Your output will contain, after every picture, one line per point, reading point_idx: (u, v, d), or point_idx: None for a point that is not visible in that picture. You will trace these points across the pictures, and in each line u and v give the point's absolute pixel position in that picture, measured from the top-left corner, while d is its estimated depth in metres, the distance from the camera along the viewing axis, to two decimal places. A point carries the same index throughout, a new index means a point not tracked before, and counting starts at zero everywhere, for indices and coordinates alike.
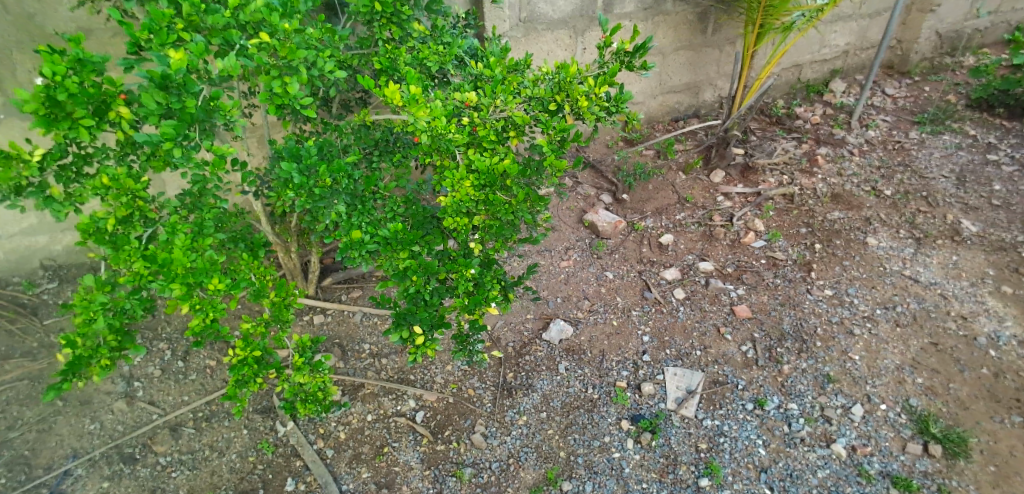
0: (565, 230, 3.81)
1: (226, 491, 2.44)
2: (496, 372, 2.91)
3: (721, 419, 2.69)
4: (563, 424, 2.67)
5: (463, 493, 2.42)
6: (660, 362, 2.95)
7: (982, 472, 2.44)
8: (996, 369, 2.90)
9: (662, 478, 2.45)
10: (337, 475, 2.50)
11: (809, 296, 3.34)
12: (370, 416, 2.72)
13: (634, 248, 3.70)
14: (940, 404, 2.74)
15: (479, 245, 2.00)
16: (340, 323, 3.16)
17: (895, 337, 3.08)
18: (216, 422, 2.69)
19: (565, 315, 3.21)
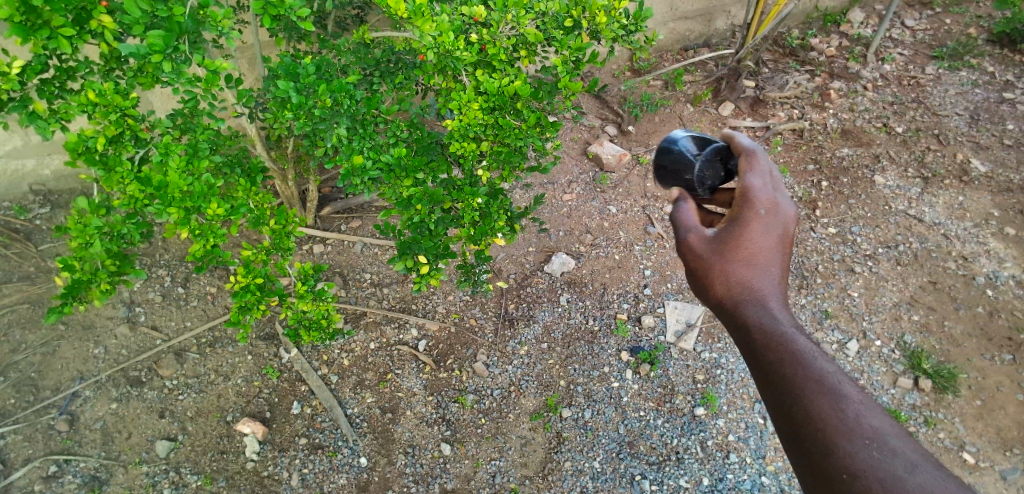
0: (568, 162, 3.71)
1: (234, 413, 2.51)
2: (498, 303, 2.92)
3: (719, 352, 2.72)
4: (563, 354, 2.70)
5: (465, 417, 2.49)
6: (660, 295, 2.97)
7: (968, 406, 2.55)
8: (991, 307, 2.94)
9: (658, 407, 2.52)
10: (342, 399, 2.57)
11: (812, 234, 3.31)
12: (372, 344, 2.74)
13: (638, 182, 3.64)
14: (933, 341, 2.79)
15: (486, 173, 1.96)
16: (340, 253, 3.13)
17: (895, 275, 3.09)
18: (220, 347, 2.71)
19: (567, 248, 3.20)
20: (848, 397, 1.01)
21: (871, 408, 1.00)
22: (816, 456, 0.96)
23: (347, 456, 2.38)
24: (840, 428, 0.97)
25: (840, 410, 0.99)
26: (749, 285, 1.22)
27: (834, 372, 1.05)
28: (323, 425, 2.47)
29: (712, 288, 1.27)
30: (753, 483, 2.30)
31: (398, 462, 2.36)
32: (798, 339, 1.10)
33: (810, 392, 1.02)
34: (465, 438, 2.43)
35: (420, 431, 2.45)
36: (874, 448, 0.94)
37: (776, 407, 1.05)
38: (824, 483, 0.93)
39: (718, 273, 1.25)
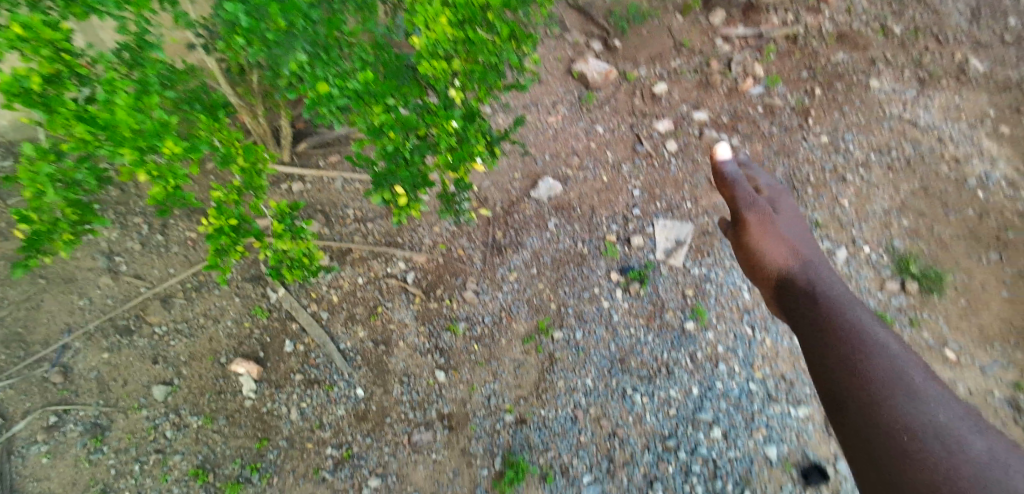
0: (553, 82, 3.52)
1: (227, 355, 2.52)
2: (485, 231, 2.87)
3: (708, 267, 2.70)
4: (553, 278, 2.69)
5: (457, 345, 2.49)
6: (649, 215, 2.92)
7: (952, 306, 2.58)
8: (981, 209, 2.93)
9: (649, 324, 2.51)
10: (335, 334, 2.57)
11: (804, 144, 3.22)
12: (360, 279, 2.72)
13: (625, 100, 3.50)
14: (921, 245, 2.79)
15: (460, 94, 1.83)
16: (320, 191, 3.02)
17: (886, 181, 3.05)
18: (206, 291, 2.66)
19: (553, 173, 3.12)
20: (896, 357, 1.26)
21: (919, 371, 1.24)
22: (871, 401, 1.17)
23: (344, 389, 2.41)
24: (893, 381, 1.20)
25: (891, 365, 1.24)
26: (801, 259, 1.60)
27: (884, 341, 1.30)
28: (317, 361, 2.49)
29: (770, 262, 1.61)
30: (742, 391, 2.31)
31: (395, 391, 2.39)
32: (850, 310, 1.40)
33: (865, 353, 1.27)
34: (459, 365, 2.43)
35: (414, 360, 2.46)
36: (929, 400, 1.16)
37: (845, 369, 1.25)
38: (877, 421, 1.14)
39: (777, 248, 1.62)
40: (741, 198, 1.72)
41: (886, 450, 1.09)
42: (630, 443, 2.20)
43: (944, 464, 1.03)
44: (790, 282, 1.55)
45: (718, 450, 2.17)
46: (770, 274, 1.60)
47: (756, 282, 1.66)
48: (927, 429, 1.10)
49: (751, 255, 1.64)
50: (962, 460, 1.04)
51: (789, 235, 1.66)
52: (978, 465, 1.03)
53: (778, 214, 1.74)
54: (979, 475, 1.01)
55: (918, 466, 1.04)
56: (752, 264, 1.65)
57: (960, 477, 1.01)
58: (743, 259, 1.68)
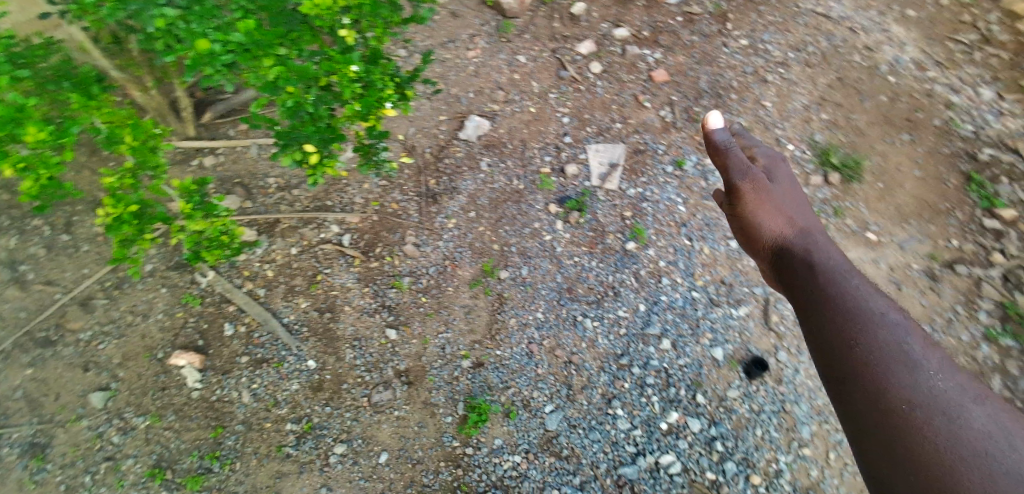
0: (467, 15, 3.37)
1: (164, 350, 2.38)
2: (417, 182, 2.77)
3: (643, 186, 2.71)
4: (493, 219, 2.64)
5: (405, 301, 2.45)
6: (581, 141, 2.87)
7: (871, 190, 2.71)
8: (893, 94, 3.03)
9: (592, 250, 2.53)
10: (276, 310, 2.47)
11: (725, 50, 3.20)
12: (293, 249, 2.60)
13: (544, 25, 3.35)
14: (841, 136, 2.87)
15: (353, 33, 1.71)
16: (236, 162, 2.83)
17: (805, 77, 3.09)
18: (129, 287, 2.50)
19: (479, 111, 3.01)
20: (901, 333, 1.13)
21: (927, 347, 1.10)
22: (875, 386, 1.04)
23: (294, 363, 2.34)
24: (898, 361, 1.07)
25: (895, 343, 1.11)
26: (799, 228, 1.45)
27: (887, 315, 1.16)
28: (262, 340, 2.39)
29: (766, 231, 1.47)
30: (686, 300, 2.38)
31: (347, 356, 2.33)
32: (849, 280, 1.25)
33: (867, 331, 1.13)
34: (409, 320, 2.40)
35: (363, 323, 2.40)
36: (936, 377, 1.04)
37: (841, 339, 1.14)
38: (881, 408, 1.01)
39: (772, 217, 1.47)
40: (732, 164, 1.54)
41: (891, 443, 0.96)
42: (586, 367, 2.23)
43: (954, 460, 0.91)
44: (787, 254, 1.41)
45: (669, 360, 2.24)
46: (765, 244, 1.47)
47: (753, 253, 1.52)
48: (938, 416, 0.98)
49: (746, 226, 1.50)
50: (974, 453, 0.92)
51: (786, 202, 1.51)
52: (993, 460, 0.91)
53: (774, 179, 1.56)
54: (990, 470, 0.90)
55: (927, 461, 0.92)
56: (747, 234, 1.51)
57: (971, 475, 0.89)
58: (738, 229, 1.54)
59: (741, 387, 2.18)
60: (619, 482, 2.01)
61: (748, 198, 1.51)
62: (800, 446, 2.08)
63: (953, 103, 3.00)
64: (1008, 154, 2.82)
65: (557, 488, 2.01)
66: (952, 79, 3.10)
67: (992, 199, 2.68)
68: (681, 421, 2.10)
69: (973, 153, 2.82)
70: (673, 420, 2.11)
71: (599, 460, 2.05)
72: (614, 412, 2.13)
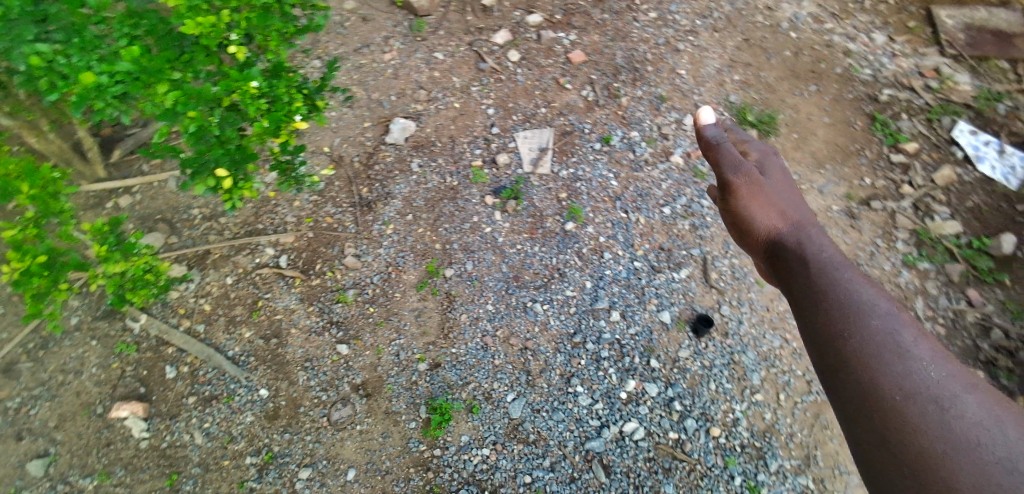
0: (378, 18, 3.35)
1: (103, 403, 2.26)
2: (349, 193, 2.73)
3: (574, 166, 2.75)
4: (431, 219, 2.62)
5: (352, 314, 2.40)
6: (509, 130, 2.89)
7: (788, 141, 2.83)
8: (796, 49, 3.18)
9: (533, 236, 2.55)
10: (219, 344, 2.38)
11: (636, 24, 3.28)
12: (228, 279, 2.51)
13: (458, 19, 3.34)
14: (753, 94, 3.00)
15: (244, 48, 1.65)
16: (155, 198, 2.70)
17: (714, 42, 3.21)
18: (56, 345, 2.38)
19: (404, 113, 2.98)
20: (895, 322, 1.00)
21: (924, 336, 0.97)
22: (867, 379, 0.92)
23: (245, 394, 2.26)
24: (891, 352, 0.95)
25: (888, 332, 0.98)
26: (794, 220, 1.30)
27: (879, 303, 1.03)
28: (207, 377, 2.29)
29: (758, 224, 1.32)
30: (629, 270, 2.44)
31: (300, 379, 2.27)
32: (840, 269, 1.12)
33: (858, 321, 1.00)
34: (359, 333, 2.36)
35: (311, 343, 2.35)
36: (931, 366, 0.92)
37: (830, 331, 1.01)
38: (874, 403, 0.89)
39: (766, 210, 1.33)
40: (723, 158, 1.40)
41: (886, 439, 0.85)
42: (542, 351, 2.26)
43: (948, 456, 0.81)
44: (780, 248, 1.26)
45: (620, 331, 2.29)
46: (758, 239, 1.32)
47: (746, 250, 1.37)
48: (932, 407, 0.86)
49: (737, 219, 1.36)
50: (971, 447, 0.81)
51: (780, 195, 1.36)
52: (990, 453, 0.80)
53: (766, 171, 1.43)
54: (990, 466, 0.78)
55: (924, 461, 0.81)
56: (738, 228, 1.36)
57: (967, 473, 0.79)
58: (730, 224, 1.39)
59: (691, 346, 2.26)
60: (587, 456, 2.04)
61: (740, 192, 1.37)
62: (753, 393, 2.16)
63: (850, 51, 3.17)
64: (905, 92, 3.01)
65: (528, 474, 2.02)
66: (847, 28, 3.29)
67: (896, 135, 2.85)
68: (639, 388, 2.16)
69: (874, 95, 2.99)
70: (632, 388, 2.16)
71: (566, 439, 2.08)
72: (575, 390, 2.17)
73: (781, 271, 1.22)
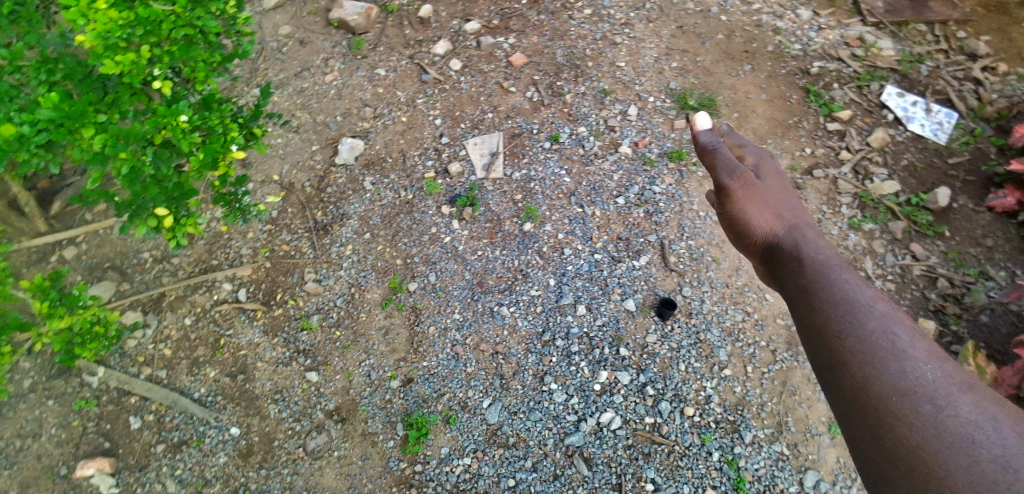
0: (316, 41, 3.32)
1: (67, 464, 2.17)
2: (303, 218, 2.69)
3: (527, 167, 2.77)
4: (390, 235, 2.61)
5: (319, 340, 2.37)
6: (458, 139, 2.90)
7: (729, 121, 2.92)
8: (728, 31, 3.28)
9: (492, 240, 2.56)
10: (184, 388, 2.31)
11: (573, 22, 3.33)
12: (187, 320, 2.44)
13: (396, 34, 3.34)
14: (692, 79, 3.08)
15: (169, 82, 1.63)
16: (101, 246, 2.62)
17: (650, 32, 3.28)
18: (10, 410, 2.28)
19: (351, 132, 2.96)
20: (889, 319, 0.93)
21: (921, 334, 0.90)
22: (859, 377, 0.86)
23: (216, 436, 2.20)
24: (884, 349, 0.88)
25: (881, 329, 0.91)
26: (790, 222, 1.26)
27: (874, 301, 0.96)
28: (175, 422, 2.23)
29: (755, 226, 1.27)
30: (590, 263, 2.47)
31: (272, 412, 2.23)
32: (834, 269, 1.05)
33: (849, 318, 0.94)
34: (328, 358, 2.32)
35: (280, 375, 2.30)
36: (928, 362, 0.84)
37: (823, 328, 0.95)
38: (865, 401, 0.83)
39: (762, 212, 1.28)
40: (720, 161, 1.38)
41: (878, 437, 0.79)
42: (513, 353, 2.27)
43: (941, 455, 0.74)
44: (776, 250, 1.21)
45: (588, 324, 2.32)
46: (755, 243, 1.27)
47: (743, 253, 1.32)
48: (925, 403, 0.79)
49: (733, 221, 1.32)
50: (965, 444, 0.73)
51: (775, 198, 1.33)
52: (987, 451, 0.72)
53: (760, 174, 1.41)
54: (986, 465, 0.71)
55: (918, 463, 0.75)
56: (734, 231, 1.32)
57: (961, 472, 0.71)
58: (725, 226, 1.35)
59: (658, 330, 2.30)
60: (568, 452, 2.05)
61: (737, 195, 1.34)
62: (721, 368, 2.22)
63: (779, 28, 3.29)
64: (834, 62, 3.13)
65: (512, 477, 2.02)
66: (774, 7, 3.41)
67: (830, 105, 2.96)
68: (611, 378, 2.19)
69: (806, 68, 3.10)
70: (604, 379, 2.19)
71: (546, 437, 2.09)
72: (549, 387, 2.18)
73: (779, 272, 1.16)
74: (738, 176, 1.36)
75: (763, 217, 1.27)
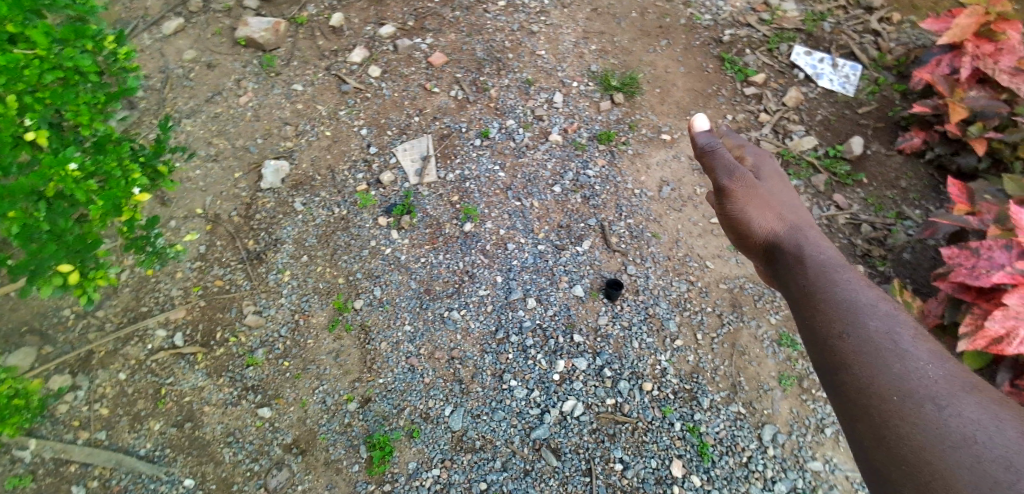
0: (224, 62, 3.16)
1: None
2: (234, 249, 2.57)
3: (460, 167, 2.74)
4: (328, 254, 2.53)
5: (267, 374, 2.27)
6: (387, 147, 2.83)
7: (653, 97, 2.96)
8: (641, 9, 3.33)
9: (435, 245, 2.52)
10: (127, 446, 2.17)
11: (488, 16, 3.31)
12: (122, 375, 2.30)
13: (308, 46, 3.23)
14: (612, 60, 3.11)
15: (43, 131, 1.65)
16: (14, 309, 2.42)
17: (565, 18, 3.29)
18: None
19: (274, 153, 2.85)
20: (892, 323, 0.97)
21: (925, 337, 0.95)
22: (863, 377, 0.90)
23: (169, 491, 2.08)
24: (887, 350, 0.92)
25: (885, 331, 0.96)
26: (790, 222, 1.32)
27: (877, 303, 1.02)
28: (122, 485, 2.09)
29: (755, 226, 1.34)
30: (535, 255, 2.47)
31: (226, 456, 2.13)
32: (838, 270, 1.12)
33: (853, 320, 0.99)
34: (279, 391, 2.24)
35: (230, 416, 2.20)
36: (929, 365, 0.89)
37: (827, 328, 1.00)
38: (869, 401, 0.87)
39: (762, 213, 1.35)
40: (719, 164, 1.47)
41: (881, 436, 0.83)
42: (469, 356, 2.25)
43: (945, 452, 0.77)
44: (778, 250, 1.27)
45: (539, 316, 2.32)
46: (756, 241, 1.34)
47: (747, 253, 1.38)
48: (928, 403, 0.83)
49: (734, 221, 1.39)
50: (967, 443, 0.77)
51: (774, 199, 1.40)
52: (991, 450, 0.75)
53: (760, 175, 1.48)
54: (990, 464, 0.73)
55: (919, 462, 0.78)
56: (736, 230, 1.39)
57: (964, 469, 0.74)
58: (728, 227, 1.42)
59: (608, 312, 2.32)
60: (536, 446, 2.06)
61: (736, 195, 1.42)
62: (673, 340, 2.27)
63: (689, 1, 3.36)
64: (744, 29, 3.22)
65: (483, 480, 2.01)
66: None
67: (745, 70, 3.05)
68: (569, 366, 2.20)
69: (718, 37, 3.19)
70: (562, 367, 2.20)
71: (512, 435, 2.08)
72: (509, 385, 2.18)
73: (782, 272, 1.23)
74: (738, 176, 1.44)
75: (763, 217, 1.34)
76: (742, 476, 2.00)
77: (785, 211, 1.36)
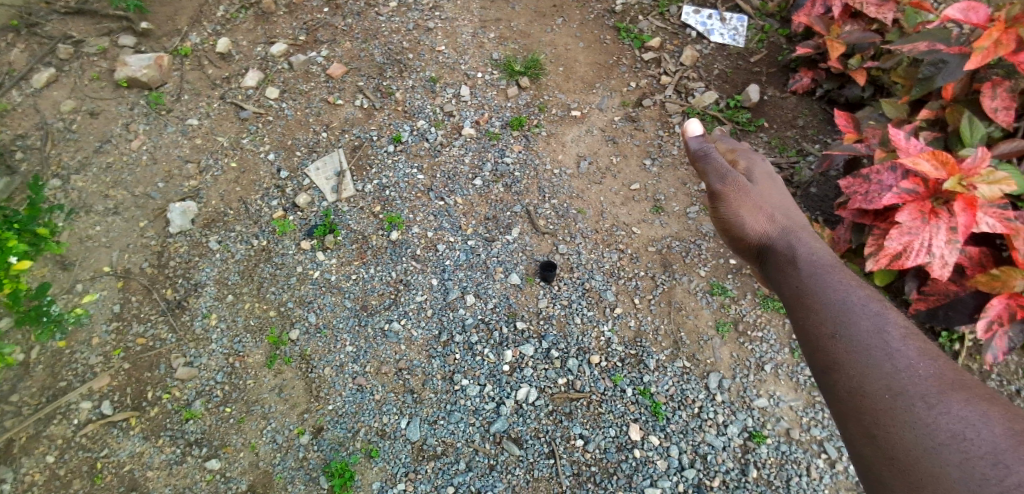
0: (106, 107, 2.96)
1: None
2: (152, 302, 2.43)
3: (377, 177, 2.68)
4: (254, 289, 2.43)
5: (210, 425, 2.17)
6: (298, 168, 2.73)
7: (558, 76, 2.99)
8: None
9: (364, 260, 2.47)
10: None
11: (382, 19, 3.23)
12: (49, 457, 2.13)
13: (197, 76, 3.06)
14: (513, 45, 3.11)
15: None
16: None
17: (460, 10, 3.26)
18: None
19: (179, 195, 2.70)
20: (880, 323, 1.15)
21: (913, 336, 1.11)
22: (856, 378, 1.07)
23: None
24: (877, 349, 1.10)
25: (876, 331, 1.13)
26: (779, 225, 1.56)
27: (867, 305, 1.19)
28: None
29: (748, 228, 1.60)
30: (466, 251, 2.46)
31: None
32: (826, 274, 1.32)
33: (844, 322, 1.18)
34: (225, 439, 2.14)
35: (177, 476, 2.09)
36: (916, 361, 1.05)
37: (819, 325, 1.20)
38: (864, 402, 1.03)
39: (754, 216, 1.60)
40: (712, 170, 1.74)
41: (875, 434, 0.99)
42: (417, 364, 2.22)
43: (934, 451, 0.91)
44: (771, 251, 1.51)
45: (480, 311, 2.32)
46: (752, 242, 1.59)
47: (743, 250, 1.64)
48: (918, 403, 0.98)
49: (727, 221, 1.66)
50: (956, 440, 0.91)
51: (763, 199, 1.65)
52: (978, 449, 0.88)
53: (751, 178, 1.75)
54: (976, 460, 0.87)
55: (911, 461, 0.92)
56: (730, 231, 1.66)
57: (953, 465, 0.88)
58: (725, 228, 1.68)
59: (547, 294, 2.35)
60: (496, 439, 2.06)
61: (728, 197, 1.68)
62: (613, 309, 2.31)
63: None
64: None
65: (450, 485, 1.99)
66: None
67: (641, 37, 3.12)
68: (517, 355, 2.21)
69: (611, 8, 3.24)
70: (510, 357, 2.21)
71: (471, 434, 2.07)
72: (461, 385, 2.17)
73: (776, 271, 1.46)
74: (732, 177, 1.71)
75: (756, 218, 1.60)
76: (696, 426, 2.08)
77: (775, 209, 1.62)
